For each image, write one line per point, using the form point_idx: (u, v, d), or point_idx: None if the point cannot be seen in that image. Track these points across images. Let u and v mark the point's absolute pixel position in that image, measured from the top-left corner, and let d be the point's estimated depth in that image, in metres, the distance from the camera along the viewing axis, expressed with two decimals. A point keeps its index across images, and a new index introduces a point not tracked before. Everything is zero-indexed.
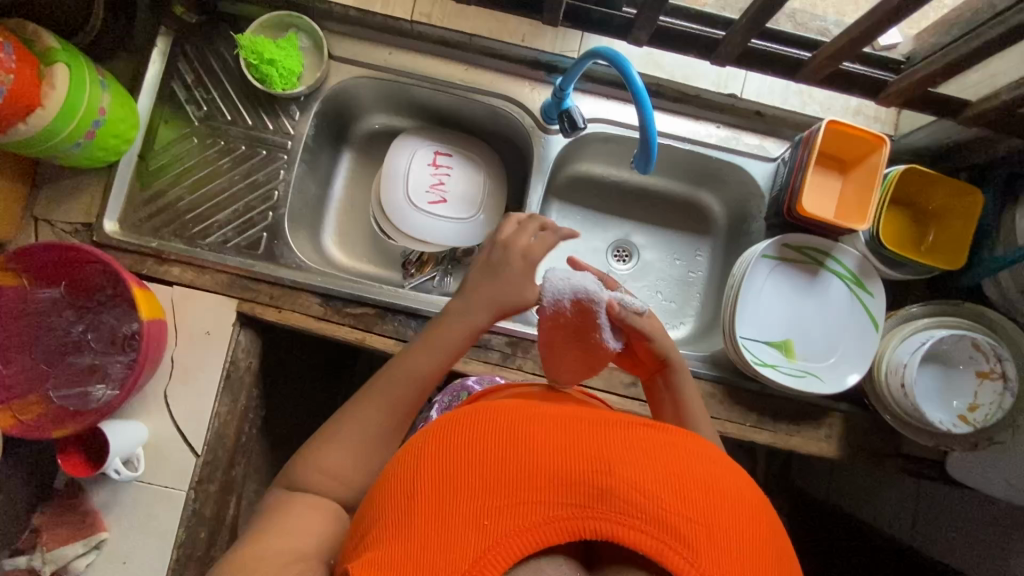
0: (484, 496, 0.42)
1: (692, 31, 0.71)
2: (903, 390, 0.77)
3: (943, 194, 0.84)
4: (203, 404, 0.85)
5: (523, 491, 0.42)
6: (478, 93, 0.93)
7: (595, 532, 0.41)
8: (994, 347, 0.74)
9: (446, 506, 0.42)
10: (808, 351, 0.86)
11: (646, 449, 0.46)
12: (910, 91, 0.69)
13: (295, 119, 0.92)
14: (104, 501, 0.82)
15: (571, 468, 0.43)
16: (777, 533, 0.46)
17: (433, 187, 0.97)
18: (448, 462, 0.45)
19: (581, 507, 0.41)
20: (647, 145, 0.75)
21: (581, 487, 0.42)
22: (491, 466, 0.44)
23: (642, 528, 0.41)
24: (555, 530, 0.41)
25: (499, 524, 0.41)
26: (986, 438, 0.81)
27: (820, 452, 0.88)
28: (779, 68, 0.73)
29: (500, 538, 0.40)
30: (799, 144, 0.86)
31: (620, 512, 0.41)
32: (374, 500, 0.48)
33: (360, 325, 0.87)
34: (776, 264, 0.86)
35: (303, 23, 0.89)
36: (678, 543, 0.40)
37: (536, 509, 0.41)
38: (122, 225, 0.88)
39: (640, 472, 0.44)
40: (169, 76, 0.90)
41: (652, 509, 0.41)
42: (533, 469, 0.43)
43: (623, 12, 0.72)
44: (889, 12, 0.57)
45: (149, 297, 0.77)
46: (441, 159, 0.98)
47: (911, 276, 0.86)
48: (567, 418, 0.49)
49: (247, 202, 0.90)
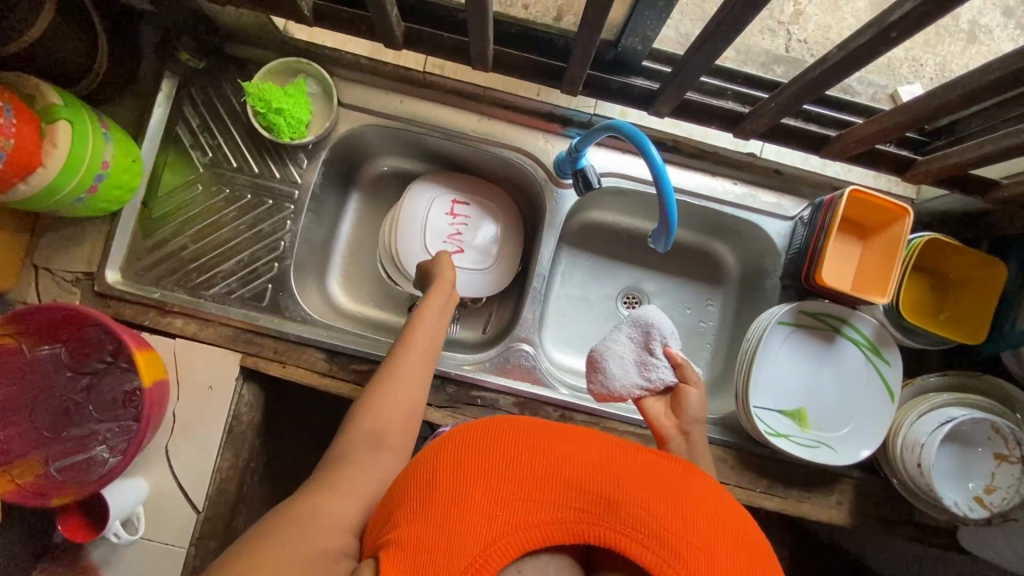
0: (503, 488, 0.46)
1: (714, 106, 0.69)
2: (920, 470, 0.75)
3: (962, 265, 0.82)
4: (205, 461, 0.84)
5: (536, 490, 0.46)
6: (493, 147, 0.90)
7: (596, 536, 0.44)
8: (1014, 432, 0.73)
9: (465, 491, 0.46)
10: (821, 419, 0.84)
11: (654, 475, 0.49)
12: (938, 173, 0.68)
13: (302, 167, 0.90)
14: (104, 558, 0.81)
15: (582, 478, 0.47)
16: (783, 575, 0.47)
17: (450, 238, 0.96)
18: (468, 454, 0.49)
19: (586, 513, 0.45)
20: (665, 217, 0.72)
21: (588, 493, 0.46)
22: (510, 467, 0.48)
23: (640, 540, 0.43)
24: (559, 531, 0.45)
25: (509, 516, 0.45)
26: (1002, 516, 0.79)
27: (830, 519, 0.87)
28: (802, 141, 0.71)
29: (508, 529, 0.44)
30: (819, 209, 0.84)
31: (622, 520, 0.44)
32: (402, 488, 0.52)
33: (365, 382, 0.86)
34: (792, 330, 0.84)
35: (312, 69, 0.87)
36: (672, 557, 0.43)
37: (544, 509, 0.45)
38: (124, 275, 0.86)
39: (646, 490, 0.47)
40: (174, 121, 0.88)
41: (652, 526, 0.44)
42: (548, 473, 0.47)
43: (643, 82, 0.71)
44: (926, 109, 0.55)
45: (151, 358, 0.75)
46: (458, 208, 0.97)
47: (929, 344, 0.84)
48: (586, 436, 0.53)
49: (252, 252, 0.88)
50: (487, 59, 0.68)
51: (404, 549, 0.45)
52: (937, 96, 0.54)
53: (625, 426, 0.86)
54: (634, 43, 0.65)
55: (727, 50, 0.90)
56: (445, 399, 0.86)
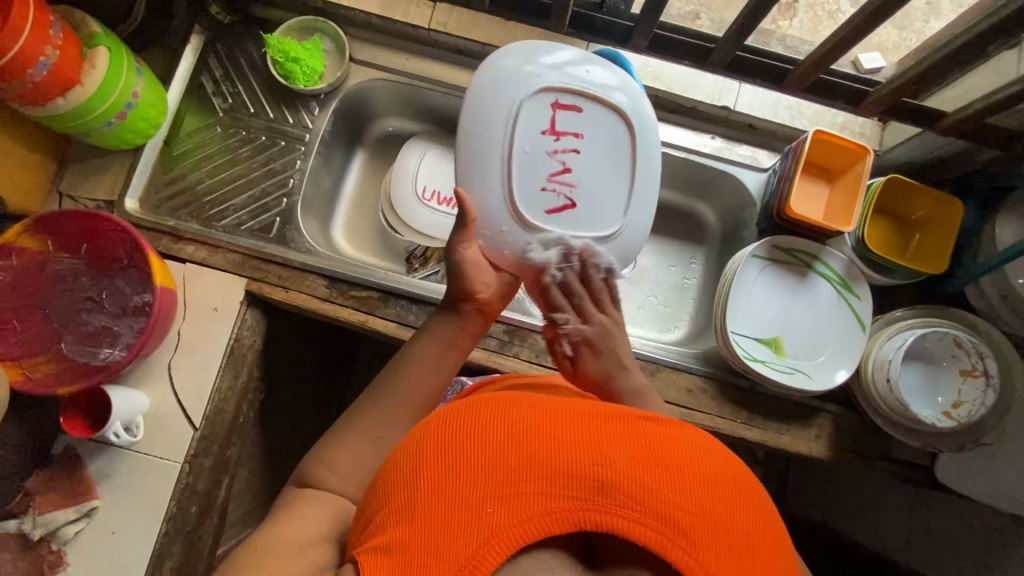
0: (492, 483, 0.45)
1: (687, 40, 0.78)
2: (889, 385, 0.79)
3: (924, 204, 0.87)
4: (205, 379, 0.87)
5: (528, 483, 0.44)
6: (597, 99, 0.69)
7: (597, 522, 0.44)
8: (975, 345, 0.77)
9: (454, 494, 0.44)
10: (797, 348, 0.88)
11: (646, 444, 0.48)
12: (887, 99, 0.76)
13: (314, 114, 0.98)
14: (100, 469, 0.83)
15: (578, 464, 0.45)
16: (769, 519, 0.49)
17: (539, 174, 0.67)
18: (450, 456, 0.46)
19: (583, 498, 0.44)
20: None
21: (585, 479, 0.44)
22: (498, 465, 0.45)
23: (634, 519, 0.43)
24: (557, 519, 0.44)
25: (502, 513, 0.44)
26: (973, 439, 0.82)
27: (809, 451, 0.89)
28: (765, 76, 0.79)
29: (505, 525, 0.43)
30: (786, 155, 0.90)
31: (621, 506, 0.44)
32: (382, 481, 0.49)
33: (363, 308, 0.90)
34: (766, 264, 0.89)
35: (327, 27, 0.96)
36: (671, 533, 0.43)
37: (538, 500, 0.44)
38: (141, 205, 0.93)
39: (641, 466, 0.45)
40: (199, 70, 0.97)
41: (650, 504, 0.44)
42: (539, 462, 0.45)
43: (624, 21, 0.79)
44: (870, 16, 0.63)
45: (164, 266, 0.80)
46: (561, 122, 0.68)
47: (901, 281, 0.88)
48: (565, 410, 0.50)
49: (263, 188, 0.96)
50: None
51: (397, 553, 0.43)
52: (874, 5, 0.62)
53: None
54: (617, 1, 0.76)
55: (703, 19, 0.99)
56: None
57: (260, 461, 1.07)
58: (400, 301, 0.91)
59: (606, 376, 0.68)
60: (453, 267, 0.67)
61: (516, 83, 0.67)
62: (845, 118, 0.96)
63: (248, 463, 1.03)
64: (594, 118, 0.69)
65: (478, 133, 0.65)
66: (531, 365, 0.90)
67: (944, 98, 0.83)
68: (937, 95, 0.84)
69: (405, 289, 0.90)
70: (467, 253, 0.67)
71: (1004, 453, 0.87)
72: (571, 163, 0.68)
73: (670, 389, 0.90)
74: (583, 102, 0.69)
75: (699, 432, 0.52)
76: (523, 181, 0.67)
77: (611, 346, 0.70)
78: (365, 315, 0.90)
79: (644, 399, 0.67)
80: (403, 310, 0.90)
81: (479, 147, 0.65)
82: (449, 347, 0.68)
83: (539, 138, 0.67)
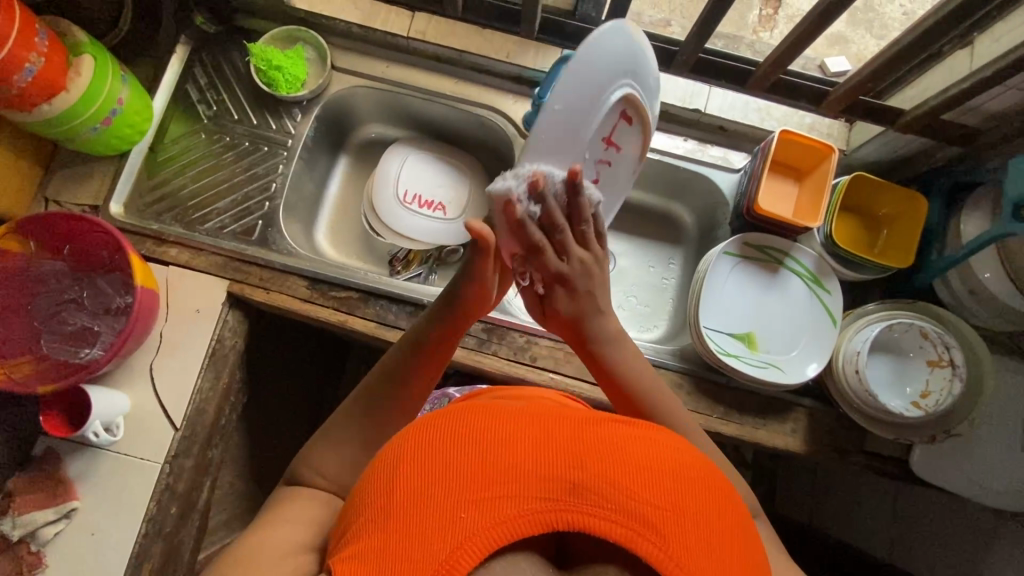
0: (463, 484, 0.41)
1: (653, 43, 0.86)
2: (858, 376, 0.81)
3: (891, 202, 0.90)
4: (186, 379, 0.88)
5: (498, 484, 0.41)
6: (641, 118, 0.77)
7: (570, 523, 0.40)
8: (941, 336, 0.80)
9: (423, 497, 0.41)
10: (769, 343, 0.90)
11: (620, 443, 0.45)
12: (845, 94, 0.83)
13: (296, 121, 1.01)
14: (80, 470, 0.84)
15: (548, 463, 0.42)
16: (745, 521, 0.46)
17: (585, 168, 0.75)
18: (422, 460, 0.43)
19: (554, 499, 0.41)
20: None
21: (556, 478, 0.41)
22: (468, 468, 0.42)
23: (608, 517, 0.40)
24: (531, 521, 0.40)
25: (476, 517, 0.40)
26: (944, 431, 0.83)
27: (785, 446, 0.89)
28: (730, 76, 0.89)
29: (477, 529, 0.39)
30: (754, 155, 0.92)
31: (593, 504, 0.41)
32: (355, 495, 0.46)
33: (343, 308, 0.92)
34: (738, 261, 0.91)
35: (309, 37, 0.99)
36: (644, 530, 0.40)
37: (510, 501, 0.41)
38: (126, 209, 0.94)
39: (615, 463, 0.43)
40: (184, 79, 0.99)
41: (622, 501, 0.41)
42: (510, 463, 0.42)
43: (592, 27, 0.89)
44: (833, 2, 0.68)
45: (145, 267, 0.82)
46: (617, 133, 0.76)
47: (870, 276, 0.90)
48: (540, 415, 0.48)
49: (246, 192, 0.98)
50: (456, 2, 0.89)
51: (365, 563, 0.39)
52: None
53: None
54: (589, 9, 0.87)
55: (675, 26, 1.03)
56: None
57: (244, 465, 1.07)
58: (380, 301, 0.92)
59: (579, 318, 0.70)
60: (458, 282, 0.68)
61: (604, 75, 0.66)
62: (813, 119, 0.99)
63: (231, 466, 1.03)
64: (629, 134, 0.78)
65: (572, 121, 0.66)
66: (509, 362, 0.91)
67: (904, 97, 0.86)
68: (898, 95, 0.88)
69: (384, 289, 0.92)
70: (487, 276, 0.67)
71: (977, 444, 0.88)
72: (603, 171, 0.79)
73: None
74: (634, 116, 0.76)
75: (674, 434, 0.50)
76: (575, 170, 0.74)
77: (588, 289, 0.69)
78: (345, 315, 0.91)
79: (620, 346, 0.71)
80: (383, 310, 0.92)
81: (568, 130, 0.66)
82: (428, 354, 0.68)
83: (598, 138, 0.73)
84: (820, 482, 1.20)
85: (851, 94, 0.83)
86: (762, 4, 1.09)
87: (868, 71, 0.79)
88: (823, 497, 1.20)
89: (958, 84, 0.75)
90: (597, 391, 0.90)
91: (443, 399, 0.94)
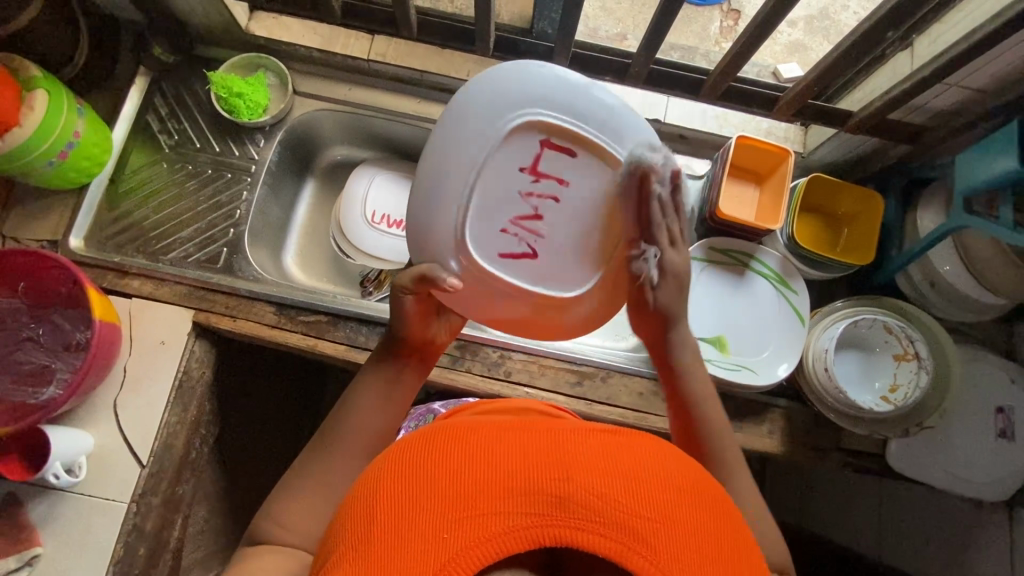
0: (446, 505, 0.39)
1: (605, 58, 0.91)
2: (828, 374, 0.82)
3: (850, 201, 0.92)
4: (152, 413, 0.85)
5: (481, 502, 0.39)
6: (603, 155, 0.58)
7: (557, 538, 0.38)
8: (904, 330, 0.82)
9: (405, 521, 0.39)
10: (740, 346, 0.90)
11: (607, 452, 0.43)
12: (793, 99, 0.86)
13: (259, 146, 1.00)
14: (41, 515, 0.81)
15: (531, 477, 0.40)
16: (738, 527, 0.44)
17: (501, 222, 0.58)
18: (404, 483, 0.41)
19: (539, 514, 0.38)
20: None
21: (542, 492, 0.39)
22: (451, 488, 0.40)
23: (596, 530, 0.38)
24: (516, 538, 0.38)
25: (460, 537, 0.37)
26: (916, 424, 0.84)
27: (764, 448, 0.88)
28: (684, 85, 0.93)
29: (460, 551, 0.37)
30: (714, 161, 0.94)
31: (580, 517, 0.38)
32: (337, 523, 0.44)
33: (312, 333, 0.90)
34: (704, 266, 0.92)
35: (270, 63, 0.99)
36: (633, 542, 0.37)
37: (495, 519, 0.38)
38: (87, 243, 0.93)
39: (601, 474, 0.40)
40: (144, 110, 0.99)
41: (610, 512, 0.38)
42: (494, 479, 0.40)
43: (545, 42, 0.93)
44: (774, 7, 0.70)
45: (104, 301, 0.80)
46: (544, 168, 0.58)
47: (833, 275, 0.92)
48: (524, 427, 0.45)
49: (210, 220, 0.97)
50: (410, 24, 0.91)
51: None
52: None
53: (560, 364, 0.91)
54: (544, 26, 0.90)
55: (631, 39, 1.05)
56: None
57: (220, 499, 1.04)
58: (349, 323, 0.91)
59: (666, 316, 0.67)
60: (394, 313, 0.62)
61: (495, 110, 0.56)
62: (769, 124, 1.01)
63: (205, 501, 1.00)
64: (586, 169, 0.59)
65: (443, 146, 0.56)
66: (483, 378, 0.90)
67: (853, 99, 0.89)
68: (848, 97, 0.90)
69: (353, 311, 0.91)
70: (409, 300, 0.61)
71: (952, 435, 0.89)
72: (544, 210, 0.59)
73: (623, 393, 0.91)
74: (578, 146, 0.58)
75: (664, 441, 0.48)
76: (480, 221, 0.57)
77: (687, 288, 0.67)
78: (314, 339, 0.90)
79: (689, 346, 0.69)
80: (352, 332, 0.91)
81: (443, 165, 0.56)
82: (394, 388, 0.66)
83: (513, 173, 0.58)
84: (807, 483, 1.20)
85: (801, 97, 0.86)
86: (721, 16, 1.12)
87: (814, 75, 0.81)
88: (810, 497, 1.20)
89: (899, 85, 0.77)
90: (572, 403, 0.90)
91: (427, 415, 0.91)
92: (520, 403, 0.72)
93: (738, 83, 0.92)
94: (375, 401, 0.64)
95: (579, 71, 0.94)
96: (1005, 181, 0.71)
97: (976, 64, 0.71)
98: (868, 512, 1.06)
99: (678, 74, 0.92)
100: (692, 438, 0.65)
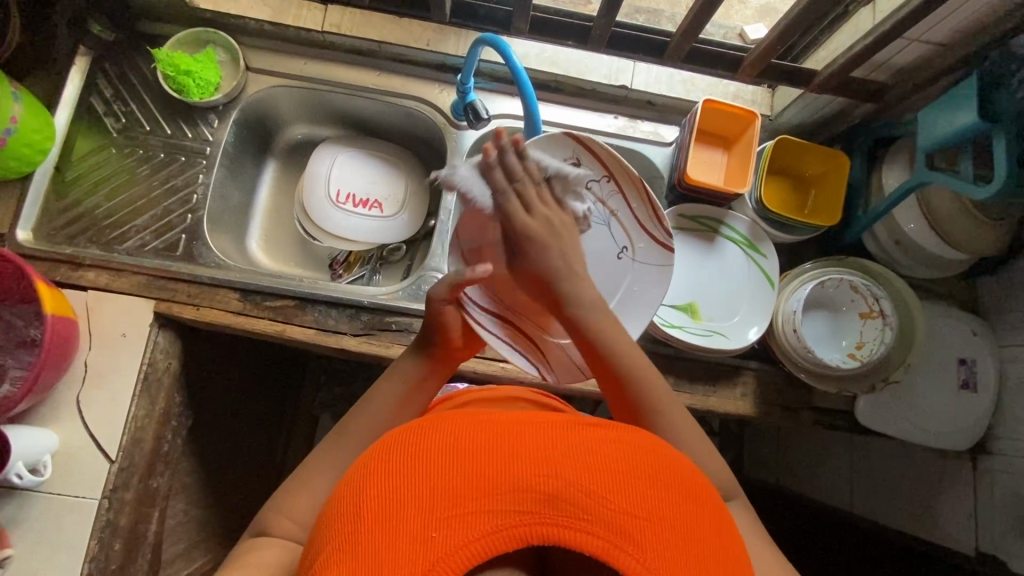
0: (436, 504, 0.38)
1: (566, 23, 0.89)
2: (797, 336, 0.83)
3: (817, 161, 0.92)
4: (117, 406, 0.83)
5: (471, 500, 0.38)
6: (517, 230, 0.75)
7: (544, 536, 0.38)
8: (869, 288, 0.83)
9: (395, 520, 0.38)
10: (712, 311, 0.90)
11: (598, 448, 0.42)
12: (756, 61, 0.85)
13: (213, 126, 0.96)
14: (9, 517, 0.79)
15: (520, 474, 0.39)
16: (723, 512, 0.45)
17: (610, 260, 0.82)
18: (393, 480, 0.40)
19: (527, 511, 0.38)
20: (530, 115, 0.80)
21: (530, 489, 0.38)
22: (439, 485, 0.39)
23: (583, 529, 0.37)
24: (506, 537, 0.37)
25: (450, 535, 0.37)
26: (883, 378, 0.86)
27: (737, 410, 0.90)
28: (648, 47, 0.92)
29: (451, 551, 0.36)
30: (681, 126, 0.93)
31: (568, 515, 0.38)
32: (321, 525, 0.42)
33: (279, 317, 0.88)
34: (674, 233, 0.92)
35: (219, 38, 0.95)
36: (619, 539, 0.37)
37: (482, 518, 0.37)
38: (36, 235, 0.89)
39: (588, 470, 0.40)
40: (87, 92, 0.94)
41: (596, 508, 0.38)
42: (479, 478, 0.39)
43: (503, 8, 0.90)
44: None
45: (56, 294, 0.77)
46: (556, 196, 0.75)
47: (801, 237, 0.93)
48: (513, 420, 0.44)
49: (166, 206, 0.93)
50: None
51: None
52: None
53: None
54: None
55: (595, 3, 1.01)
56: (360, 327, 0.88)
57: (199, 490, 1.03)
58: (318, 306, 0.89)
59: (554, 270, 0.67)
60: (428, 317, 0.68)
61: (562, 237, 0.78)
62: (736, 87, 0.99)
63: (183, 493, 0.99)
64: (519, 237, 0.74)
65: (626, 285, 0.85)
66: None
67: (818, 58, 0.88)
68: (812, 56, 0.89)
69: (321, 294, 0.89)
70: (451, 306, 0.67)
71: (919, 389, 0.91)
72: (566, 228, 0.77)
73: None
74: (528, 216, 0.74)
75: (649, 431, 0.48)
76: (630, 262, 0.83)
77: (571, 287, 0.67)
78: (283, 325, 0.88)
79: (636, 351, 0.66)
80: (322, 316, 0.89)
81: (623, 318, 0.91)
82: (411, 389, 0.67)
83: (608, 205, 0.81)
84: (785, 440, 1.24)
85: (766, 57, 0.84)
86: None
87: (777, 34, 0.80)
88: (788, 454, 1.23)
89: (861, 41, 0.77)
90: None
91: None
92: (507, 390, 0.73)
93: (703, 45, 0.91)
94: (394, 397, 0.66)
95: (539, 38, 0.91)
96: (966, 135, 0.72)
97: (937, 18, 0.71)
98: (838, 466, 1.10)
99: (641, 37, 0.91)
100: (622, 392, 0.65)
